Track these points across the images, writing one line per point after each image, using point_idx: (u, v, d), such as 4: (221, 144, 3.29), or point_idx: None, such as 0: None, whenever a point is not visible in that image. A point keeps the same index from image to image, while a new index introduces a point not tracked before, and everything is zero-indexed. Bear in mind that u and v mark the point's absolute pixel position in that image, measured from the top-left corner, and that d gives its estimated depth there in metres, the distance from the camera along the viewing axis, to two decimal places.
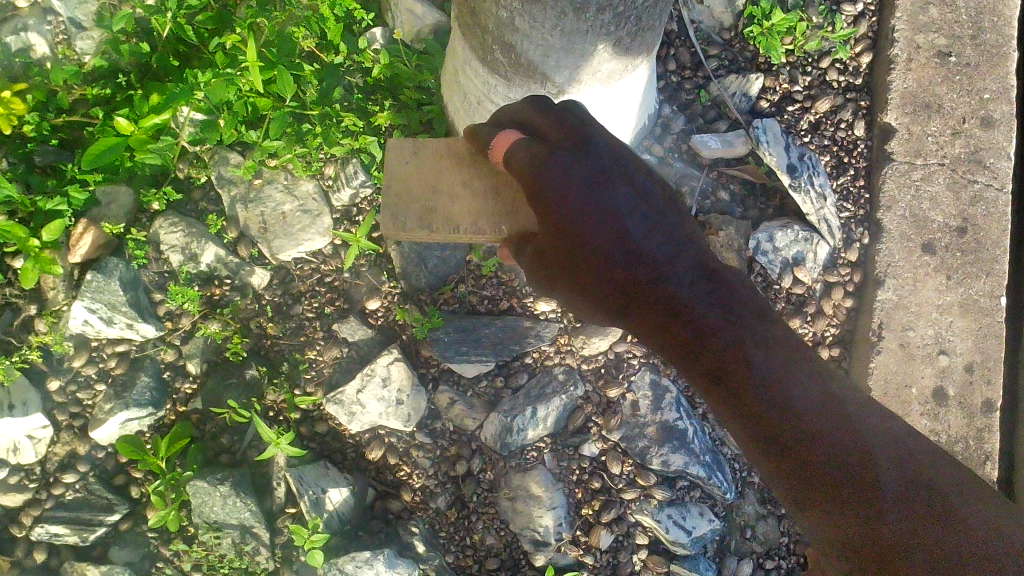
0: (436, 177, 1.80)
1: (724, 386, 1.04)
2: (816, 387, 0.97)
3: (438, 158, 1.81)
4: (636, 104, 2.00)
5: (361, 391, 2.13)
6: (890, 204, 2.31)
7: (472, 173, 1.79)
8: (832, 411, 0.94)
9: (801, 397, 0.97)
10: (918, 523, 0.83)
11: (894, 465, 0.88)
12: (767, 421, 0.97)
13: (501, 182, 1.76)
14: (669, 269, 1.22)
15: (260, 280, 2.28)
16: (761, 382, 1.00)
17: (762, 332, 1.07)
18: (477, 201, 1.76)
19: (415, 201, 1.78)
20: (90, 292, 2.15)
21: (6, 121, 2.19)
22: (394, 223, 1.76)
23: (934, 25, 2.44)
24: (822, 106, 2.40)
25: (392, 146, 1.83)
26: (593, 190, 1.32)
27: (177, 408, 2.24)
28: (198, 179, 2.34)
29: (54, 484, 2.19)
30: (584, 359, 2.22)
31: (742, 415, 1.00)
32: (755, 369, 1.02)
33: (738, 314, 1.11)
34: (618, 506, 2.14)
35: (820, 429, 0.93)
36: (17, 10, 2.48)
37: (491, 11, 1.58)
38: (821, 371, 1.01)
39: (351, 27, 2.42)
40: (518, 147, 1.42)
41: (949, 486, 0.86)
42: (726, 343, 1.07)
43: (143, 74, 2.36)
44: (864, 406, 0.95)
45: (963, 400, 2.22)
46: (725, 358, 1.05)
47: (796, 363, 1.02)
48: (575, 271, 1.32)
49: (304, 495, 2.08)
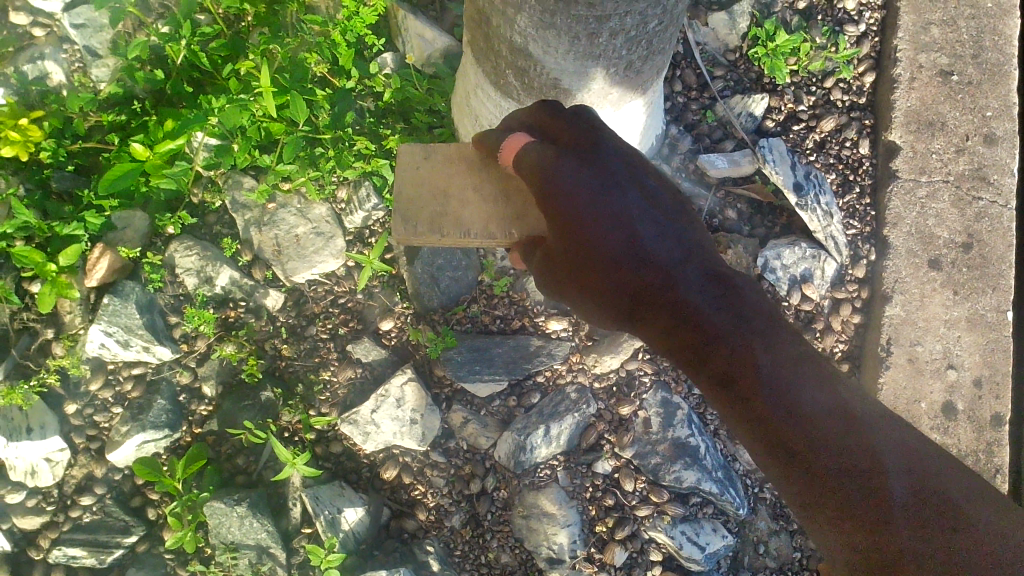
0: (446, 182, 1.83)
1: (732, 391, 0.98)
2: (828, 392, 0.92)
3: (449, 164, 1.84)
4: (638, 133, 2.03)
5: (376, 411, 2.15)
6: (896, 222, 2.34)
7: (482, 179, 1.82)
8: (843, 417, 0.90)
9: (812, 401, 0.92)
10: (928, 533, 0.80)
11: (905, 473, 0.84)
12: (775, 426, 0.92)
13: (512, 188, 1.79)
14: (677, 272, 1.17)
15: (274, 301, 2.30)
16: (771, 387, 0.94)
17: (771, 333, 1.02)
18: (488, 206, 1.79)
19: (425, 206, 1.81)
20: (107, 315, 2.17)
21: (23, 147, 2.24)
22: (405, 226, 1.78)
23: (936, 44, 2.48)
24: (827, 125, 2.43)
25: (403, 151, 1.86)
26: (602, 194, 1.31)
27: (193, 430, 2.26)
28: (212, 204, 2.37)
29: (71, 506, 2.21)
30: (596, 377, 2.25)
31: (749, 420, 0.95)
32: (762, 371, 0.96)
33: (747, 316, 1.04)
34: (632, 523, 2.16)
35: (830, 435, 0.88)
36: (34, 39, 2.53)
37: (505, 37, 1.61)
38: (831, 375, 0.95)
39: (363, 52, 2.46)
40: (530, 149, 1.42)
41: (961, 498, 0.82)
42: (732, 347, 1.01)
43: (157, 101, 2.40)
44: (878, 413, 0.91)
45: (972, 414, 2.24)
46: (731, 363, 1.00)
47: (809, 365, 0.96)
48: (582, 277, 1.28)
49: (319, 515, 2.09)
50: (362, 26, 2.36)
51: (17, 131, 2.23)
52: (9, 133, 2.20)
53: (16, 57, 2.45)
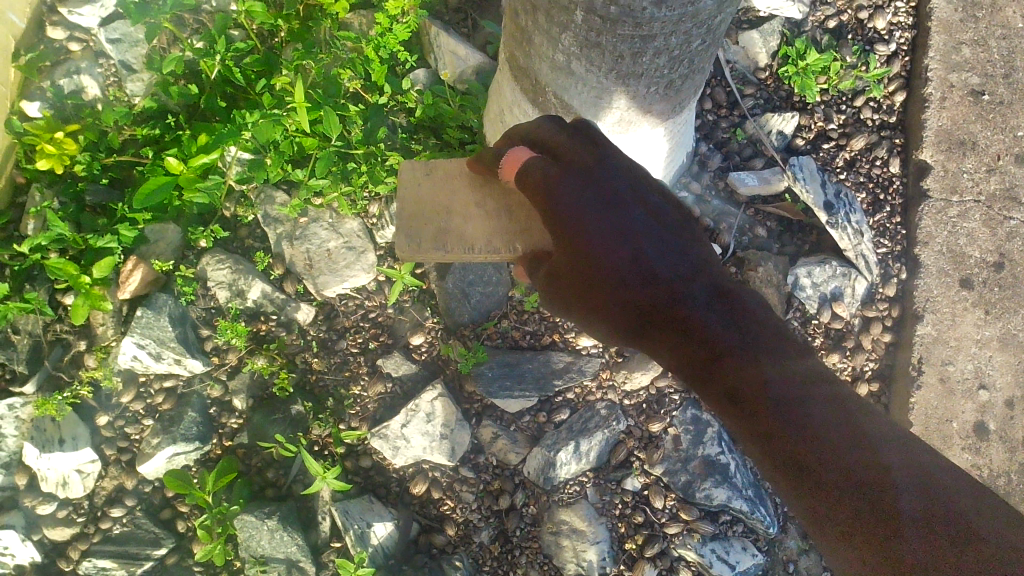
0: (450, 198, 1.84)
1: (741, 407, 0.96)
2: (835, 409, 0.90)
3: (452, 180, 1.85)
4: (662, 158, 2.05)
5: (406, 425, 2.16)
6: (927, 241, 2.34)
7: (486, 193, 1.82)
8: (851, 432, 0.87)
9: (819, 417, 0.90)
10: (939, 545, 0.77)
11: (913, 484, 0.82)
12: (786, 442, 0.90)
13: (513, 204, 1.78)
14: (682, 286, 1.13)
15: (305, 315, 2.31)
16: (779, 401, 0.93)
17: (779, 353, 0.99)
18: (492, 220, 1.79)
19: (431, 222, 1.82)
20: (140, 328, 2.19)
21: (58, 160, 2.28)
22: (410, 243, 1.80)
23: (967, 64, 2.49)
24: (857, 144, 2.43)
25: (405, 168, 1.87)
26: (606, 214, 1.28)
27: (224, 443, 2.26)
28: (245, 217, 2.39)
29: (102, 518, 2.22)
30: (626, 394, 2.25)
31: (757, 435, 0.94)
32: (770, 388, 0.94)
33: (755, 333, 1.02)
34: (662, 540, 2.15)
35: (836, 447, 0.87)
36: (70, 53, 2.55)
37: (547, 54, 1.62)
38: (840, 393, 0.93)
39: (395, 68, 2.48)
40: (531, 164, 1.39)
41: (970, 509, 0.80)
42: (740, 362, 0.99)
43: (191, 115, 2.42)
44: (886, 428, 0.89)
45: (1005, 434, 2.24)
46: (738, 381, 0.98)
47: (816, 381, 0.94)
48: (592, 295, 1.24)
49: (349, 529, 2.08)
50: (395, 43, 2.38)
51: (53, 144, 2.27)
52: (45, 147, 2.26)
53: (53, 71, 2.49)
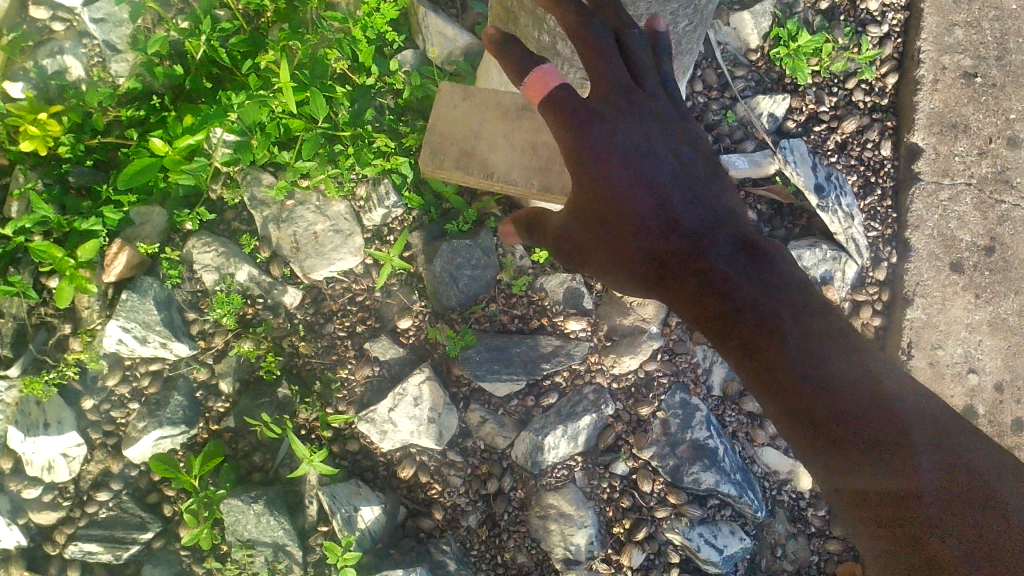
0: (481, 125, 1.94)
1: (759, 361, 1.09)
2: (854, 365, 1.02)
3: (485, 107, 1.94)
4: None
5: (393, 409, 2.14)
6: (918, 224, 2.33)
7: (512, 124, 1.92)
8: (869, 391, 0.99)
9: (837, 373, 1.01)
10: (954, 512, 0.90)
11: (928, 444, 0.94)
12: (806, 400, 1.02)
13: (541, 139, 1.90)
14: (707, 244, 1.28)
15: (292, 299, 2.29)
16: (798, 360, 1.04)
17: (799, 306, 1.11)
18: (515, 153, 1.92)
19: (457, 141, 1.94)
20: (126, 311, 2.17)
21: (41, 142, 2.25)
22: (432, 151, 1.94)
23: (960, 46, 2.46)
24: (848, 126, 2.43)
25: (443, 89, 1.94)
26: (638, 160, 1.35)
27: (209, 427, 2.25)
28: (231, 200, 2.36)
29: (88, 502, 2.21)
30: (615, 377, 2.23)
31: (774, 386, 1.06)
32: (790, 347, 1.06)
33: (780, 292, 1.14)
34: (649, 524, 2.15)
35: (854, 406, 0.98)
36: (53, 33, 2.53)
37: (532, 35, 1.61)
38: (855, 347, 1.05)
39: (383, 49, 2.45)
40: (561, 95, 1.37)
41: (982, 469, 0.92)
42: (761, 320, 1.11)
43: (176, 96, 2.39)
44: (901, 386, 1.00)
45: (993, 418, 2.25)
46: (759, 335, 1.10)
47: (834, 337, 1.05)
48: (619, 249, 1.35)
49: (337, 513, 2.07)
50: (382, 23, 2.37)
51: (36, 125, 2.24)
52: (28, 127, 2.22)
53: (36, 51, 2.46)
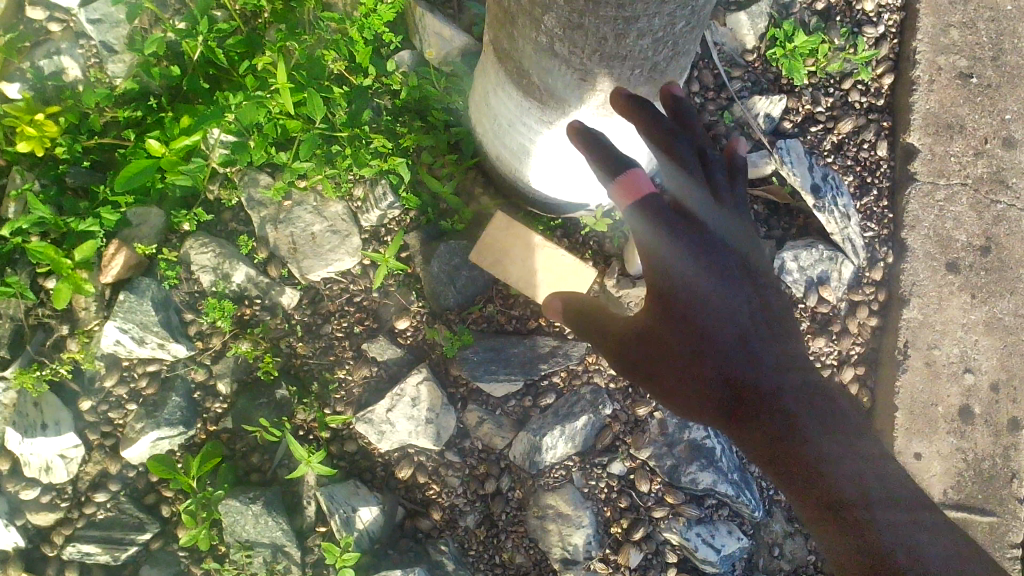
0: (517, 249, 2.25)
1: (787, 468, 1.23)
2: (861, 471, 1.20)
3: (524, 239, 2.25)
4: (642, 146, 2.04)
5: (391, 410, 2.14)
6: (914, 224, 2.34)
7: (543, 255, 2.25)
8: (891, 504, 1.17)
9: (842, 482, 1.19)
10: None
11: (940, 558, 1.14)
12: (833, 505, 1.18)
13: (564, 272, 2.25)
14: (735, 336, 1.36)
15: (290, 299, 2.29)
16: (813, 458, 1.21)
17: (817, 409, 1.25)
18: (539, 275, 2.25)
19: (497, 257, 2.24)
20: (123, 312, 2.17)
21: (39, 143, 2.25)
22: (479, 257, 2.24)
23: (956, 46, 2.47)
24: (845, 127, 2.44)
25: (497, 218, 2.24)
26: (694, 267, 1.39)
27: (207, 428, 2.26)
28: (228, 201, 2.37)
29: (86, 503, 2.21)
30: (612, 378, 2.22)
31: (801, 485, 1.22)
32: (810, 448, 1.21)
33: (798, 394, 1.27)
34: (647, 524, 2.16)
35: (878, 520, 1.15)
36: (50, 34, 2.52)
37: (530, 37, 1.61)
38: (860, 450, 1.23)
39: (380, 49, 2.45)
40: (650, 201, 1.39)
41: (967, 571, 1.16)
42: (786, 426, 1.24)
43: (173, 97, 2.41)
44: (911, 495, 1.18)
45: (989, 418, 2.26)
46: (784, 444, 1.24)
47: (845, 448, 1.21)
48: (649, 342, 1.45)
49: (335, 514, 2.08)
50: (380, 24, 2.37)
51: (33, 126, 2.24)
52: (25, 129, 2.23)
53: (32, 52, 2.46)
